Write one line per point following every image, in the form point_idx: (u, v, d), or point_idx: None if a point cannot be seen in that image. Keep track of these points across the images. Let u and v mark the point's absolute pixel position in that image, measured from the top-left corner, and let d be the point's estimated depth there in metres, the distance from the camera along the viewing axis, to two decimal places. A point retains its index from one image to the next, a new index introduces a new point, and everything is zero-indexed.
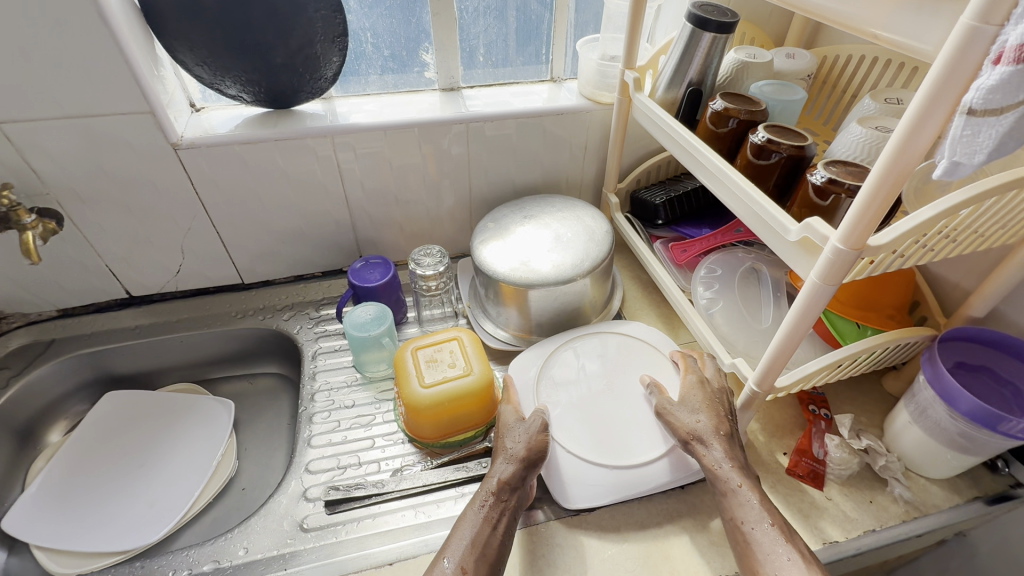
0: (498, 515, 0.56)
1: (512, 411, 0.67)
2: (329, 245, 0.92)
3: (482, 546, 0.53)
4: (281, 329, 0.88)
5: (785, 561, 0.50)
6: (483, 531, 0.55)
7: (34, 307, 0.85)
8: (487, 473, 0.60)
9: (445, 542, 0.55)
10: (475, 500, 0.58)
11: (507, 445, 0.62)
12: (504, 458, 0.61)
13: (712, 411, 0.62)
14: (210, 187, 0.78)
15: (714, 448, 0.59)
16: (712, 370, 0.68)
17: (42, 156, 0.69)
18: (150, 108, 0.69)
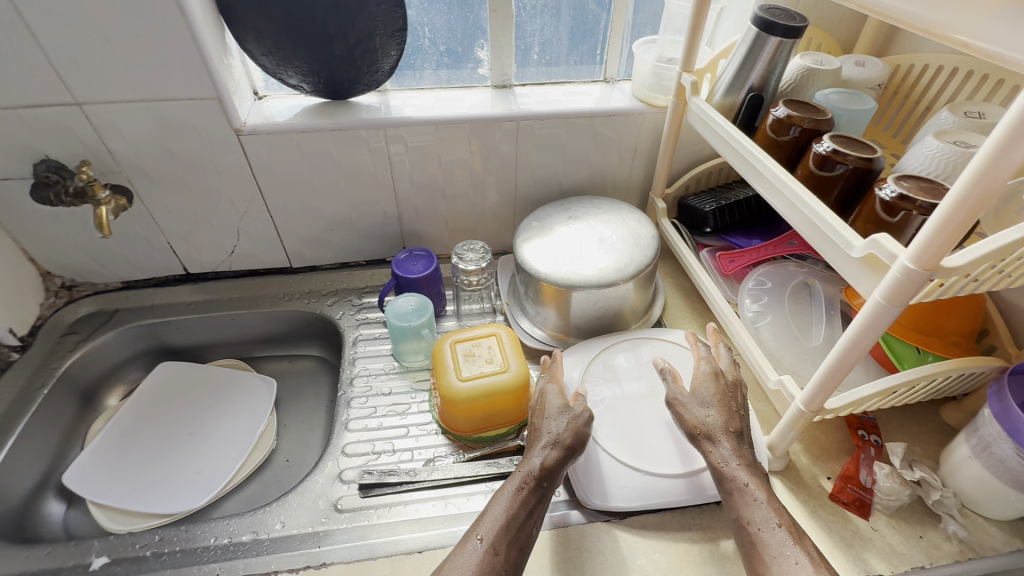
0: (533, 500, 0.56)
1: (558, 394, 0.66)
2: (375, 235, 0.94)
3: (515, 530, 0.53)
4: (325, 314, 0.91)
5: (793, 565, 0.48)
6: (517, 512, 0.54)
7: (102, 278, 0.90)
8: (525, 457, 0.60)
9: (477, 519, 0.55)
10: (509, 482, 0.57)
11: (551, 428, 0.61)
12: (544, 441, 0.60)
13: (728, 410, 0.60)
14: (267, 173, 0.81)
15: (721, 445, 0.58)
16: (727, 362, 0.66)
17: (118, 135, 0.73)
18: (217, 94, 0.71)
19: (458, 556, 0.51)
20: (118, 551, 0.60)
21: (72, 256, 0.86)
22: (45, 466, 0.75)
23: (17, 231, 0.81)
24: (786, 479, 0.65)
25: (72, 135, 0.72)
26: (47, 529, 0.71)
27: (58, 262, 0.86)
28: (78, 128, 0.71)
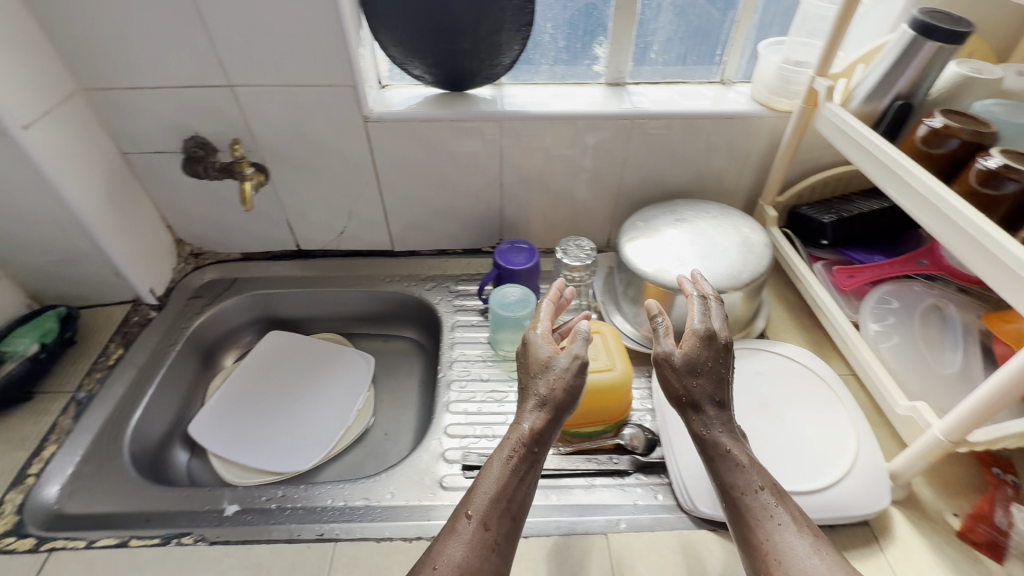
0: (529, 468, 0.52)
1: (547, 344, 0.58)
2: (475, 225, 0.96)
3: (508, 500, 0.50)
4: (423, 298, 0.94)
5: (776, 525, 0.48)
6: (511, 482, 0.51)
7: (224, 249, 0.97)
8: (515, 421, 0.54)
9: (469, 494, 0.51)
10: (501, 452, 0.53)
11: (541, 388, 0.55)
12: (530, 401, 0.56)
13: (704, 372, 0.56)
14: (386, 159, 0.84)
15: (710, 410, 0.55)
16: (720, 323, 0.60)
17: (259, 117, 0.78)
18: (352, 82, 0.74)
19: (450, 538, 0.47)
20: (246, 501, 0.64)
21: (203, 226, 0.93)
22: (174, 417, 0.82)
23: (160, 200, 0.88)
24: (908, 512, 0.62)
25: (220, 114, 0.78)
26: (174, 474, 0.78)
27: (191, 231, 0.93)
28: (227, 108, 0.77)
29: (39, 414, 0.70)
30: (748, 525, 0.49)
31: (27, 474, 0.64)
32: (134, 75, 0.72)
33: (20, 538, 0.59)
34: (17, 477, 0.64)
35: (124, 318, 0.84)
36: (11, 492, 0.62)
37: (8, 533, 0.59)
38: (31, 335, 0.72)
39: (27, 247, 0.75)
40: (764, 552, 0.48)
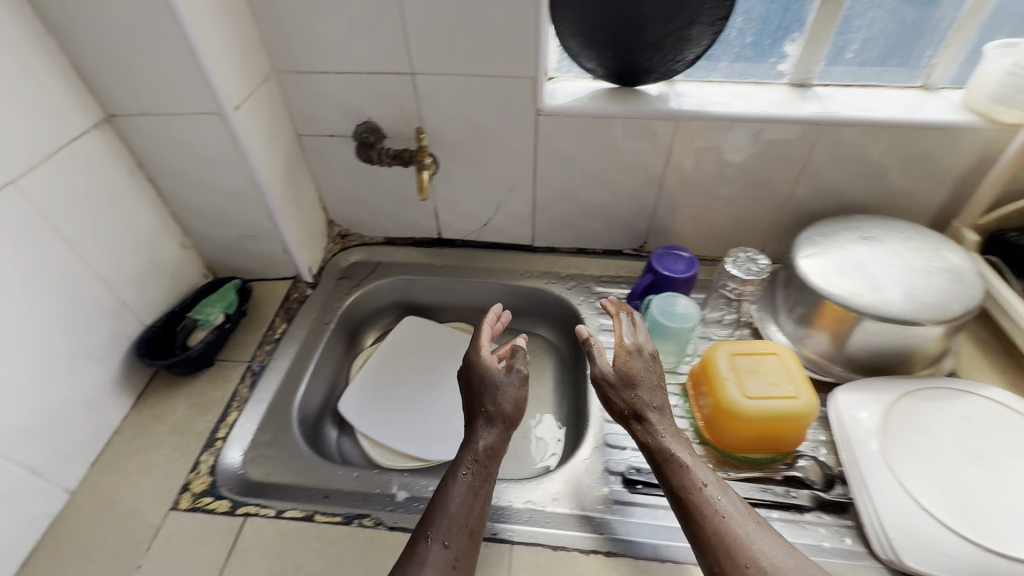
0: (485, 467, 0.59)
1: (491, 361, 0.67)
2: (623, 226, 0.92)
3: (469, 497, 0.56)
4: (564, 298, 0.92)
5: (748, 522, 0.53)
6: (468, 483, 0.57)
7: (369, 232, 0.99)
8: (472, 430, 0.61)
9: (439, 496, 0.56)
10: (461, 457, 0.60)
11: (490, 406, 0.62)
12: (494, 419, 0.62)
13: (630, 382, 0.64)
14: (548, 154, 0.82)
15: (653, 418, 0.61)
16: (643, 333, 0.69)
17: (433, 105, 0.78)
18: (535, 74, 0.72)
19: (415, 565, 0.50)
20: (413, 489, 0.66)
21: (355, 209, 0.95)
22: (326, 393, 0.85)
23: (321, 182, 0.91)
24: None
25: (396, 101, 0.78)
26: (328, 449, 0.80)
27: (343, 213, 0.96)
28: (404, 95, 0.77)
29: (221, 381, 0.74)
30: (695, 523, 0.54)
31: (215, 438, 0.68)
32: (324, 59, 0.74)
33: (216, 499, 0.62)
34: (208, 440, 0.67)
35: (286, 294, 0.87)
36: (204, 454, 0.66)
37: (205, 493, 0.62)
38: (218, 306, 0.76)
39: (214, 220, 0.79)
40: (729, 548, 0.51)
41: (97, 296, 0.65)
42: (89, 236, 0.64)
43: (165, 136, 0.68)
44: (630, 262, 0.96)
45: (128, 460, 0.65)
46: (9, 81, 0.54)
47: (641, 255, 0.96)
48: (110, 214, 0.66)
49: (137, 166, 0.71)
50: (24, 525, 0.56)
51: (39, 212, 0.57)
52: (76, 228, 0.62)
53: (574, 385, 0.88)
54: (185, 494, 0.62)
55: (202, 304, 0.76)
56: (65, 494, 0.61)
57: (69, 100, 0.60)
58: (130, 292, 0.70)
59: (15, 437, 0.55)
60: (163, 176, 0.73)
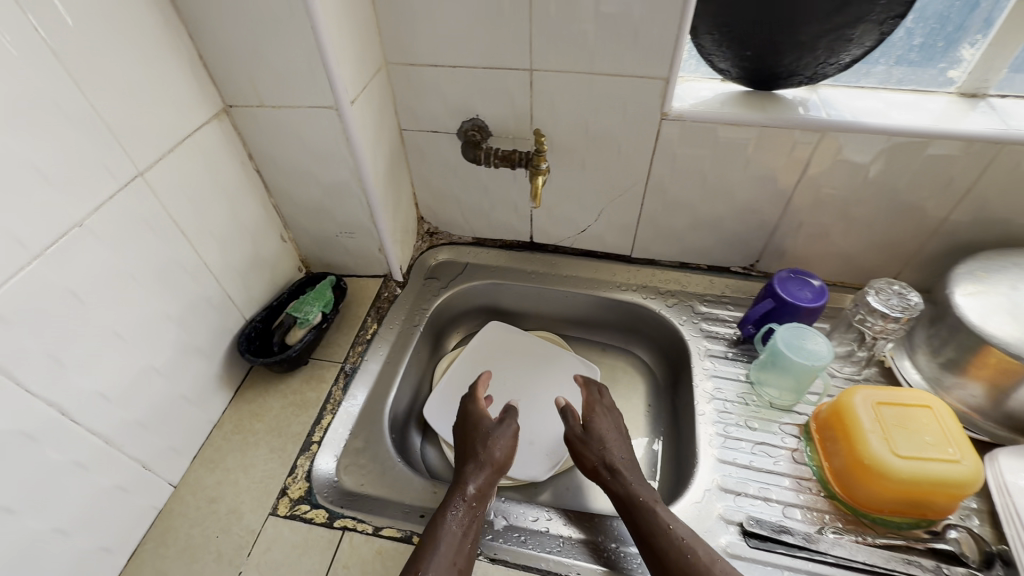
0: (476, 506, 0.58)
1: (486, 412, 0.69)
2: (735, 243, 0.84)
3: (462, 530, 0.55)
4: (665, 316, 0.85)
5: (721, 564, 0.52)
6: (461, 518, 0.56)
7: (459, 231, 0.96)
8: (468, 470, 0.61)
9: (434, 526, 0.55)
10: (455, 490, 0.59)
11: (479, 450, 0.63)
12: (483, 464, 0.62)
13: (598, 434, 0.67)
14: (666, 161, 0.75)
15: (622, 465, 0.63)
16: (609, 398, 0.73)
17: (547, 104, 0.73)
18: (667, 75, 0.66)
19: None
20: (513, 517, 0.62)
21: (448, 207, 0.92)
22: (412, 397, 0.82)
23: (416, 178, 0.88)
24: None
25: (508, 99, 0.73)
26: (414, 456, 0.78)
27: (435, 210, 0.93)
28: (517, 93, 0.72)
29: (315, 380, 0.73)
30: (663, 557, 0.53)
31: (311, 442, 0.66)
32: (440, 52, 0.70)
33: (314, 508, 0.60)
34: (304, 442, 0.66)
35: (377, 293, 0.85)
36: (300, 458, 0.64)
37: (302, 500, 0.61)
38: (317, 305, 0.74)
39: (314, 215, 0.77)
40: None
41: (207, 291, 0.64)
42: (203, 230, 0.62)
43: (280, 129, 0.66)
44: (738, 281, 0.88)
45: (228, 457, 0.64)
46: (144, 71, 0.52)
47: (750, 274, 0.88)
48: (222, 207, 0.65)
49: (248, 158, 0.69)
50: (134, 518, 0.56)
51: (163, 205, 0.56)
52: (192, 221, 0.61)
53: (672, 412, 0.81)
54: (283, 499, 0.61)
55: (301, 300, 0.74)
56: (170, 488, 0.60)
57: (193, 90, 0.59)
58: (234, 285, 0.69)
59: (131, 432, 0.54)
60: (271, 169, 0.71)
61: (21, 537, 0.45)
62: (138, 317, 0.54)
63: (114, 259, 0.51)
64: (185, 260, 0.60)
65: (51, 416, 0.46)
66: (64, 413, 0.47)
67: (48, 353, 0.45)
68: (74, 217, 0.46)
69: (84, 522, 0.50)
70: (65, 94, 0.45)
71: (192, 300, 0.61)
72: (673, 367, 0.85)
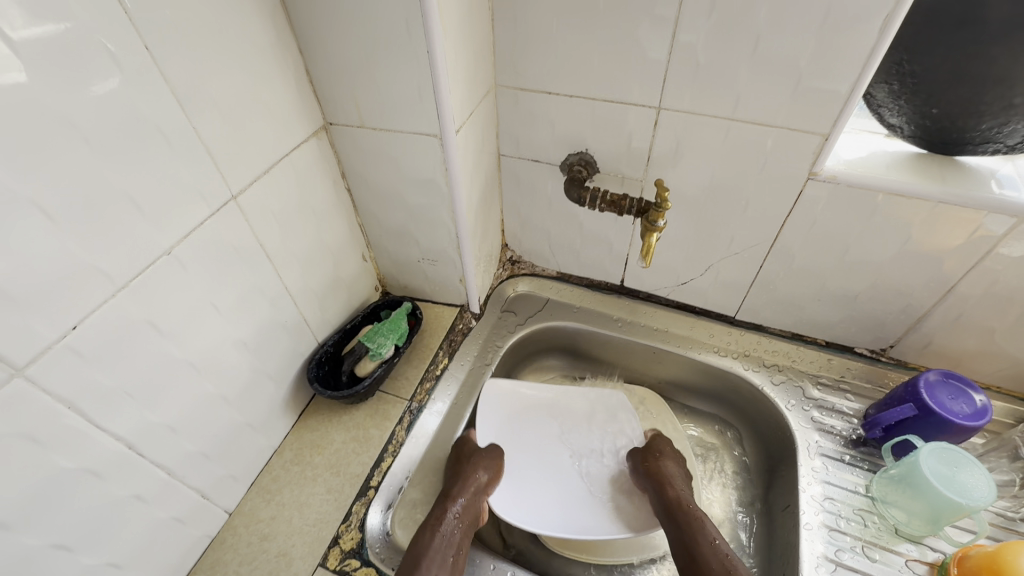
0: (465, 519, 0.57)
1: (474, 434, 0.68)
2: (867, 323, 0.72)
3: (444, 552, 0.54)
4: (768, 393, 0.74)
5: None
6: (444, 548, 0.54)
7: (543, 264, 0.88)
8: (460, 483, 0.59)
9: (420, 543, 0.54)
10: (437, 511, 0.57)
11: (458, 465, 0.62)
12: (467, 476, 0.61)
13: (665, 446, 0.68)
14: (801, 224, 0.64)
15: (676, 483, 0.63)
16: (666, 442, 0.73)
17: (670, 148, 0.64)
18: (828, 131, 0.55)
19: None
20: None
21: (535, 239, 0.85)
22: None
23: (507, 205, 0.82)
24: None
25: (626, 135, 0.65)
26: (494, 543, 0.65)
27: (522, 239, 0.86)
28: (637, 130, 0.64)
29: (379, 417, 0.68)
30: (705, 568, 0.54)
31: (368, 486, 0.62)
32: (557, 80, 0.63)
33: (364, 566, 0.56)
34: (361, 486, 0.62)
35: (451, 324, 0.80)
36: (355, 503, 0.60)
37: (353, 554, 0.57)
38: (392, 335, 0.70)
39: (398, 238, 0.72)
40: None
41: (284, 314, 0.61)
42: (288, 252, 0.59)
43: (377, 151, 0.61)
44: (862, 365, 0.75)
45: (284, 490, 0.61)
46: (249, 88, 0.49)
47: (878, 359, 0.75)
48: (310, 227, 0.62)
49: (341, 176, 0.66)
50: (187, 548, 0.54)
51: (253, 228, 0.53)
52: (279, 243, 0.58)
53: (765, 509, 0.70)
54: (334, 550, 0.57)
55: (371, 329, 0.71)
56: (225, 515, 0.58)
57: (295, 107, 0.55)
58: (311, 308, 0.65)
59: (194, 462, 0.52)
60: (362, 188, 0.67)
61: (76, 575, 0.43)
62: (214, 345, 0.52)
63: (197, 287, 0.48)
64: (267, 285, 0.57)
65: (118, 451, 0.44)
66: (132, 446, 0.45)
67: (121, 387, 0.43)
68: (162, 245, 0.44)
69: (138, 556, 0.48)
70: (167, 115, 0.42)
71: (269, 325, 0.59)
72: (771, 455, 0.73)
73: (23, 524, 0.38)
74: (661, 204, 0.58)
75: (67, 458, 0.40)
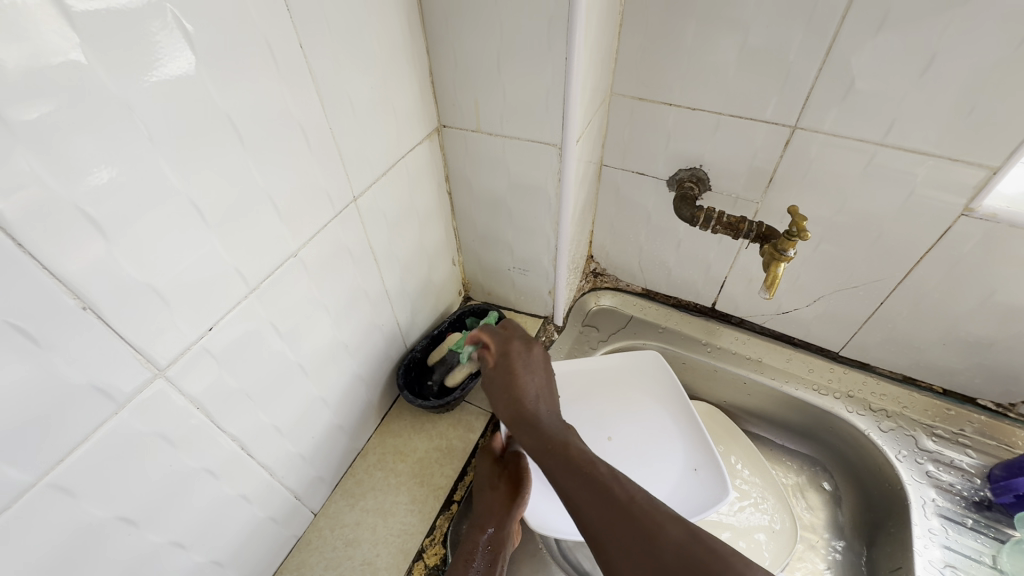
0: (494, 549, 0.54)
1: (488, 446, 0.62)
2: (1000, 375, 0.65)
3: None
4: (874, 441, 0.68)
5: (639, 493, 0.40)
6: None
7: (629, 279, 0.85)
8: (483, 512, 0.55)
9: None
10: (466, 547, 0.53)
11: (481, 481, 0.59)
12: (489, 502, 0.56)
13: (524, 384, 0.53)
14: (942, 262, 0.58)
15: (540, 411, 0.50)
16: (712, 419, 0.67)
17: (798, 170, 0.59)
18: (998, 164, 0.49)
19: None
20: None
21: (625, 253, 0.81)
22: None
23: (599, 216, 0.78)
24: None
25: (748, 154, 0.60)
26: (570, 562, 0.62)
27: (609, 253, 0.82)
28: (763, 149, 0.59)
29: (462, 428, 0.67)
30: (577, 500, 0.41)
31: (452, 500, 0.60)
32: (681, 92, 0.59)
33: None
34: (445, 498, 0.60)
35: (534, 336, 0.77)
36: (440, 516, 0.59)
37: (437, 570, 0.55)
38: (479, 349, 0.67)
39: (491, 244, 0.70)
40: (632, 514, 0.38)
41: (380, 317, 0.60)
42: (390, 255, 0.58)
43: (487, 156, 0.59)
44: (984, 419, 0.68)
45: (369, 495, 0.60)
46: (378, 87, 0.47)
47: (1004, 415, 0.67)
48: (411, 230, 0.61)
49: (444, 179, 0.64)
50: (277, 547, 0.54)
51: (365, 230, 0.52)
52: (384, 246, 0.56)
53: (866, 568, 0.64)
54: (418, 564, 0.56)
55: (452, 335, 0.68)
56: (311, 516, 0.58)
57: (416, 110, 0.54)
58: (404, 311, 0.64)
59: (292, 464, 0.52)
60: (464, 193, 0.65)
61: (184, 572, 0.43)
62: (320, 346, 0.50)
63: (313, 288, 0.47)
64: (370, 287, 0.56)
65: (233, 451, 0.43)
66: (243, 447, 0.44)
67: (243, 388, 0.42)
68: (290, 247, 0.43)
69: (237, 554, 0.48)
70: (309, 116, 0.41)
71: (367, 328, 0.57)
72: (872, 506, 0.68)
73: (148, 520, 0.38)
74: (797, 233, 0.53)
75: (189, 457, 0.39)
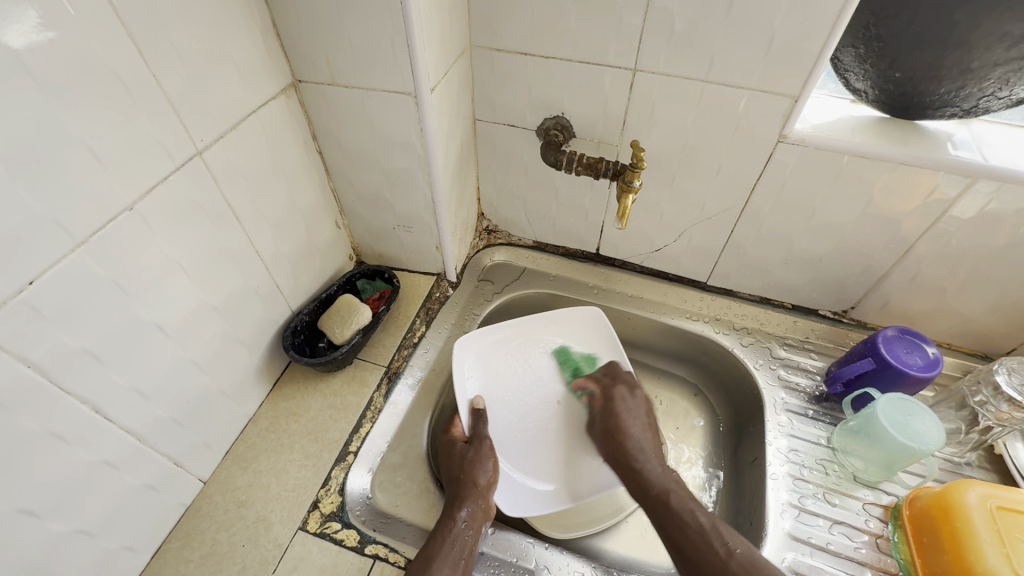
0: (475, 520, 0.55)
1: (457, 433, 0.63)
2: (832, 286, 0.75)
3: (457, 554, 0.52)
4: (738, 355, 0.76)
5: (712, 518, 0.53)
6: (456, 551, 0.52)
7: (520, 233, 0.88)
8: (459, 491, 0.56)
9: (432, 546, 0.52)
10: (443, 520, 0.54)
11: (455, 463, 0.60)
12: (466, 480, 0.57)
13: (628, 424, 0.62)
14: (770, 188, 0.66)
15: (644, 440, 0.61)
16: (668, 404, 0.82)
17: (645, 112, 0.64)
18: (798, 93, 0.56)
19: None
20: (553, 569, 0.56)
21: (511, 207, 0.84)
22: None
23: (482, 172, 0.81)
24: None
25: (602, 98, 0.64)
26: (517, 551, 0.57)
27: (498, 208, 0.85)
28: (612, 93, 0.64)
29: (357, 384, 0.68)
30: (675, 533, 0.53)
31: (347, 452, 0.62)
32: (534, 42, 0.62)
33: (344, 528, 0.56)
34: (340, 452, 0.62)
35: (428, 292, 0.79)
36: (334, 469, 0.60)
37: (332, 517, 0.57)
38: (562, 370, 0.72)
39: (372, 204, 0.71)
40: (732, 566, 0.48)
41: (256, 280, 0.59)
42: (257, 215, 0.57)
43: (350, 110, 0.60)
44: (825, 326, 0.78)
45: (261, 457, 0.61)
46: (214, 38, 0.47)
47: (840, 321, 0.78)
48: (281, 191, 0.60)
49: (311, 137, 0.64)
50: (162, 517, 0.53)
51: (219, 187, 0.51)
52: (248, 206, 0.56)
53: (734, 466, 0.73)
54: (314, 514, 0.57)
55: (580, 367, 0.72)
56: (199, 484, 0.57)
57: (262, 63, 0.53)
58: (284, 274, 0.64)
59: (166, 430, 0.51)
60: (334, 152, 0.65)
61: (46, 542, 0.42)
62: (181, 308, 0.50)
63: (163, 246, 0.46)
64: (238, 248, 0.55)
65: (86, 416, 0.42)
66: (99, 411, 0.44)
67: (85, 347, 0.41)
68: (125, 201, 0.42)
69: (111, 523, 0.47)
70: (125, 63, 0.40)
71: (240, 290, 0.57)
72: (739, 412, 0.76)
73: None
74: (637, 164, 0.61)
75: (30, 421, 0.38)
